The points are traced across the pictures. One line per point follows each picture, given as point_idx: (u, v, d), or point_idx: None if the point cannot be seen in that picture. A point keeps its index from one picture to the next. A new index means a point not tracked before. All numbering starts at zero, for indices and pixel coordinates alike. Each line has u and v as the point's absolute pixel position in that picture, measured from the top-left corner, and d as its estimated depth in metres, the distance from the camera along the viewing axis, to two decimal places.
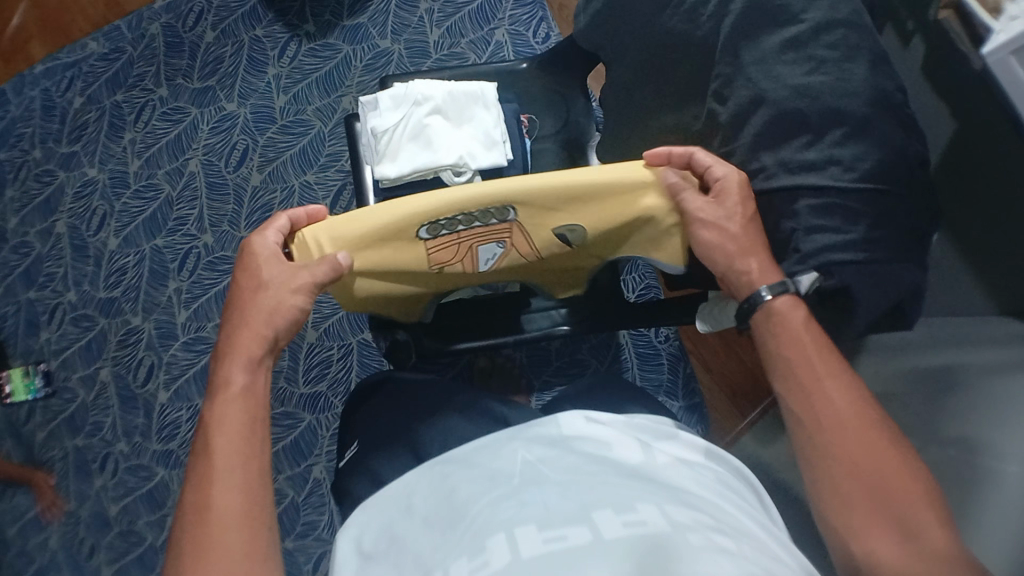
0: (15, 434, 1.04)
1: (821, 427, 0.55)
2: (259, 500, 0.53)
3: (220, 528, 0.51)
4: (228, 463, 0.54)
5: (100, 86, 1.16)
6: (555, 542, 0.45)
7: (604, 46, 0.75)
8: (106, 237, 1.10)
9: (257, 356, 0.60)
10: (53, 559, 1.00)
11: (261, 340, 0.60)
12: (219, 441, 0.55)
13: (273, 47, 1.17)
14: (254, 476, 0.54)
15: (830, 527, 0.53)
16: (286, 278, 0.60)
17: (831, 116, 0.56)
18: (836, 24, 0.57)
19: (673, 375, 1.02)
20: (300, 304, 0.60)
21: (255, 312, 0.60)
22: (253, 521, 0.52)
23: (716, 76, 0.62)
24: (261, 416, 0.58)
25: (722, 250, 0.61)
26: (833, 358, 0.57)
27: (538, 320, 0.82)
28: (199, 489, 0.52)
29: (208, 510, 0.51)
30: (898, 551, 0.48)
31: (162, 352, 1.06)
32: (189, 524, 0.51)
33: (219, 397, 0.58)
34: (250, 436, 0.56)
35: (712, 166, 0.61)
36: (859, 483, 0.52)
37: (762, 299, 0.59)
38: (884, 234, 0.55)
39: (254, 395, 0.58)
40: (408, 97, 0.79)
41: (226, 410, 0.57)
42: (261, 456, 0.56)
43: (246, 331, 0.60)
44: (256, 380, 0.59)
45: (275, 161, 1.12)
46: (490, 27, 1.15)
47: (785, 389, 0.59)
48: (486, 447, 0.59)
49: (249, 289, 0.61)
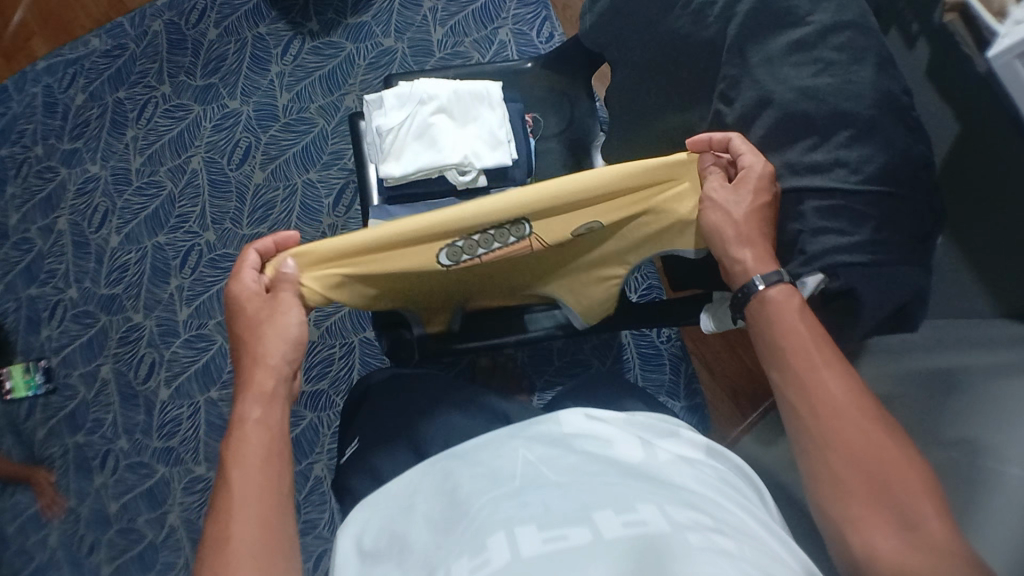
0: (15, 432, 1.04)
1: (819, 418, 0.55)
2: (275, 526, 0.52)
3: (238, 556, 0.50)
4: (247, 498, 0.53)
5: (102, 83, 1.16)
6: (556, 541, 0.45)
7: (610, 46, 0.76)
8: (108, 234, 1.10)
9: (269, 390, 0.60)
10: (52, 558, 1.00)
11: (272, 373, 0.61)
12: (238, 474, 0.55)
13: (276, 45, 1.16)
14: (273, 505, 0.54)
15: (827, 516, 0.53)
16: (274, 306, 0.61)
17: (837, 118, 0.56)
18: (842, 26, 0.57)
19: (676, 375, 1.01)
20: (297, 320, 0.62)
21: (262, 345, 0.61)
22: (272, 551, 0.51)
23: (722, 77, 0.63)
24: (277, 444, 0.58)
25: (721, 232, 0.60)
26: (829, 347, 0.57)
27: (542, 321, 0.82)
28: (219, 523, 0.52)
29: (226, 539, 0.51)
30: (897, 544, 0.48)
31: (163, 349, 1.06)
32: (210, 555, 0.50)
33: (235, 433, 0.58)
34: (266, 462, 0.56)
35: (742, 154, 0.60)
36: (859, 473, 0.52)
37: (756, 289, 0.59)
38: (890, 236, 0.55)
39: (269, 425, 0.58)
40: (414, 96, 0.78)
41: (243, 444, 0.57)
42: (281, 484, 0.55)
43: (258, 370, 0.61)
44: (269, 410, 0.59)
45: (278, 159, 1.12)
46: (494, 27, 1.15)
47: (781, 377, 0.58)
48: (486, 446, 0.59)
49: (246, 328, 0.62)
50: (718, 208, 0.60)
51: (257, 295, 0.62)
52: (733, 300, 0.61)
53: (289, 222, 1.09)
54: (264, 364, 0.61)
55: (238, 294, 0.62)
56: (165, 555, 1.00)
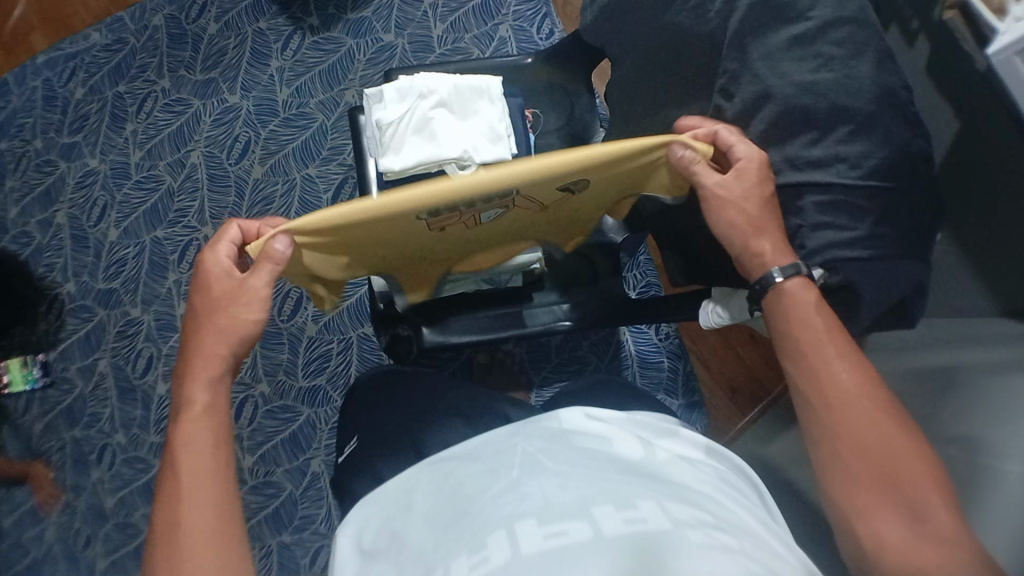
0: (13, 426, 1.04)
1: (828, 410, 0.54)
2: (226, 510, 0.52)
3: (191, 542, 0.50)
4: (197, 481, 0.53)
5: (102, 77, 1.16)
6: (556, 538, 0.45)
7: (610, 41, 0.76)
8: (107, 228, 1.10)
9: (218, 373, 0.60)
10: (48, 552, 1.00)
11: (218, 359, 0.60)
12: (184, 459, 0.54)
13: (277, 40, 1.16)
14: (218, 489, 0.53)
15: (835, 509, 0.53)
16: (243, 295, 0.59)
17: (837, 113, 0.56)
18: (843, 21, 0.57)
19: (673, 372, 1.01)
20: (256, 318, 0.61)
21: (215, 328, 0.60)
22: (223, 536, 0.51)
23: (723, 72, 0.63)
24: (226, 431, 0.57)
25: (735, 230, 0.60)
26: (843, 340, 0.56)
27: (541, 315, 0.82)
28: (171, 509, 0.52)
29: (176, 525, 0.51)
30: (903, 534, 0.48)
31: (161, 344, 1.06)
32: (161, 540, 0.51)
33: (182, 416, 0.57)
34: (212, 448, 0.55)
35: (733, 145, 0.60)
36: (867, 467, 0.51)
37: (773, 281, 0.58)
38: (890, 230, 0.55)
39: (218, 410, 0.58)
40: (413, 90, 0.78)
41: (191, 428, 0.56)
42: (232, 472, 0.55)
43: (204, 351, 0.60)
44: (218, 398, 0.59)
45: (277, 155, 1.11)
46: (495, 23, 1.15)
47: (796, 372, 0.58)
48: (488, 444, 0.58)
49: (204, 305, 0.60)
50: (732, 208, 0.60)
51: (226, 272, 0.60)
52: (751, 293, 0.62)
53: (287, 218, 1.09)
54: (221, 346, 0.60)
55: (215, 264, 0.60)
56: None
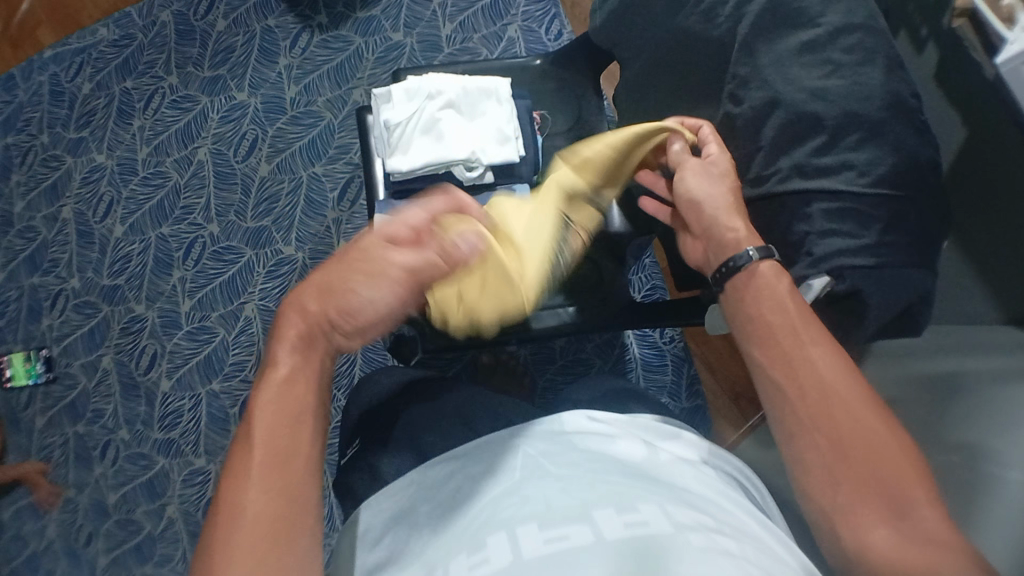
0: (16, 419, 1.04)
1: (805, 397, 0.53)
2: (295, 495, 0.47)
3: (242, 528, 0.45)
4: (266, 458, 0.48)
5: (109, 73, 1.16)
6: (557, 541, 0.45)
7: (619, 43, 0.75)
8: (112, 224, 1.10)
9: (309, 338, 0.54)
10: (49, 547, 1.00)
11: (313, 320, 0.54)
12: (258, 430, 0.49)
13: (285, 38, 1.16)
14: (289, 468, 0.48)
15: (814, 506, 0.51)
16: (370, 262, 0.56)
17: (847, 119, 0.56)
18: (853, 28, 0.57)
19: (677, 376, 1.02)
20: (376, 295, 0.55)
21: (336, 287, 0.55)
22: (282, 526, 0.46)
23: (732, 76, 0.63)
24: (308, 404, 0.52)
25: (708, 203, 0.63)
26: (815, 326, 0.56)
27: (546, 319, 0.81)
28: (229, 495, 0.47)
29: (234, 506, 0.46)
30: (891, 539, 0.46)
31: (165, 341, 1.06)
32: (218, 524, 0.46)
33: (264, 382, 0.52)
34: (287, 422, 0.50)
35: (710, 143, 0.65)
36: (847, 459, 0.50)
37: (747, 258, 0.59)
38: (898, 239, 0.55)
39: (302, 380, 0.52)
40: (422, 91, 0.78)
41: (272, 397, 0.51)
42: (311, 452, 0.50)
43: (302, 311, 0.55)
44: (307, 367, 0.53)
45: (284, 152, 1.12)
46: (503, 23, 1.15)
47: (766, 358, 0.57)
48: (490, 443, 0.59)
49: (331, 264, 0.57)
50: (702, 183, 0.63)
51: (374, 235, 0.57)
52: (716, 276, 0.62)
53: (293, 216, 1.09)
54: (318, 304, 0.55)
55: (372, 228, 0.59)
56: (163, 547, 0.99)
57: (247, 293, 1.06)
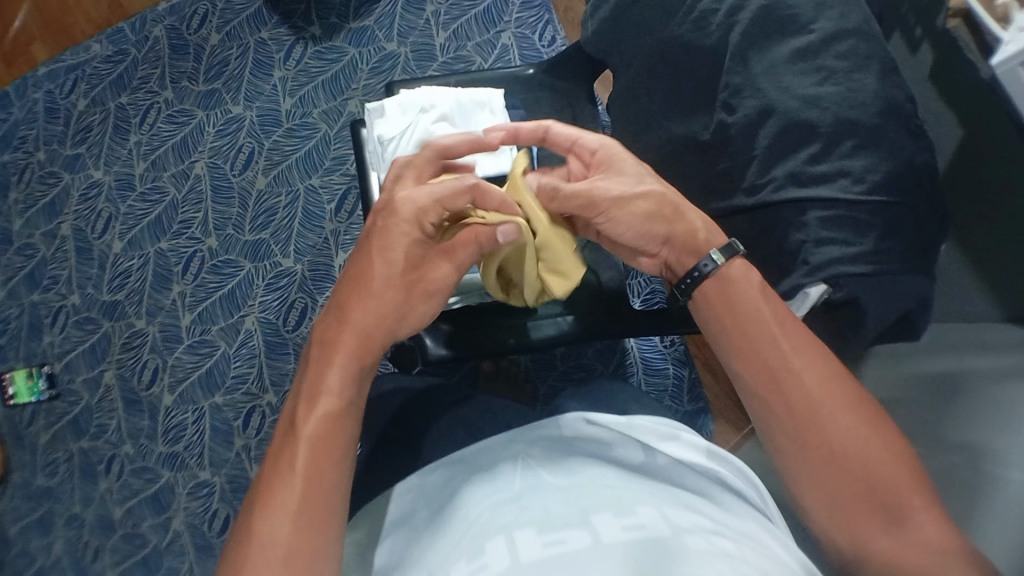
0: (18, 436, 1.04)
1: (793, 413, 0.53)
2: (323, 518, 0.49)
3: (267, 556, 0.47)
4: (302, 478, 0.50)
5: (104, 89, 1.16)
6: (556, 545, 0.44)
7: (612, 51, 0.75)
8: (111, 240, 1.10)
9: (361, 355, 0.56)
10: (56, 562, 1.00)
11: (359, 334, 0.56)
12: (300, 447, 0.51)
13: (279, 50, 1.16)
14: (326, 486, 0.50)
15: (815, 526, 0.52)
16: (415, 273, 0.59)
17: (841, 127, 0.56)
18: (845, 34, 0.57)
19: (678, 378, 1.03)
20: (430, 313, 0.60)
21: (383, 297, 0.57)
22: (307, 548, 0.47)
23: (725, 85, 0.62)
24: (349, 419, 0.54)
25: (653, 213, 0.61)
26: (798, 331, 0.56)
27: (546, 327, 0.80)
28: (257, 518, 0.49)
29: (257, 533, 0.48)
30: (888, 545, 0.48)
31: (166, 355, 1.06)
32: (244, 550, 0.48)
33: (309, 399, 0.54)
34: (324, 440, 0.52)
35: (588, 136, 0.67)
36: (841, 474, 0.51)
37: (714, 264, 0.59)
38: (894, 246, 0.55)
39: (345, 396, 0.54)
40: (415, 105, 0.78)
41: (316, 414, 0.53)
42: (345, 470, 0.52)
43: (351, 324, 0.56)
44: (350, 383, 0.55)
45: (280, 165, 1.12)
46: (497, 30, 1.15)
47: (746, 369, 0.56)
48: (489, 451, 0.59)
49: (375, 268, 0.58)
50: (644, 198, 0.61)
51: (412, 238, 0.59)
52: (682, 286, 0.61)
53: (291, 227, 1.09)
54: (371, 317, 0.57)
55: (400, 227, 0.59)
56: (170, 560, 1.00)
57: (247, 305, 1.06)
